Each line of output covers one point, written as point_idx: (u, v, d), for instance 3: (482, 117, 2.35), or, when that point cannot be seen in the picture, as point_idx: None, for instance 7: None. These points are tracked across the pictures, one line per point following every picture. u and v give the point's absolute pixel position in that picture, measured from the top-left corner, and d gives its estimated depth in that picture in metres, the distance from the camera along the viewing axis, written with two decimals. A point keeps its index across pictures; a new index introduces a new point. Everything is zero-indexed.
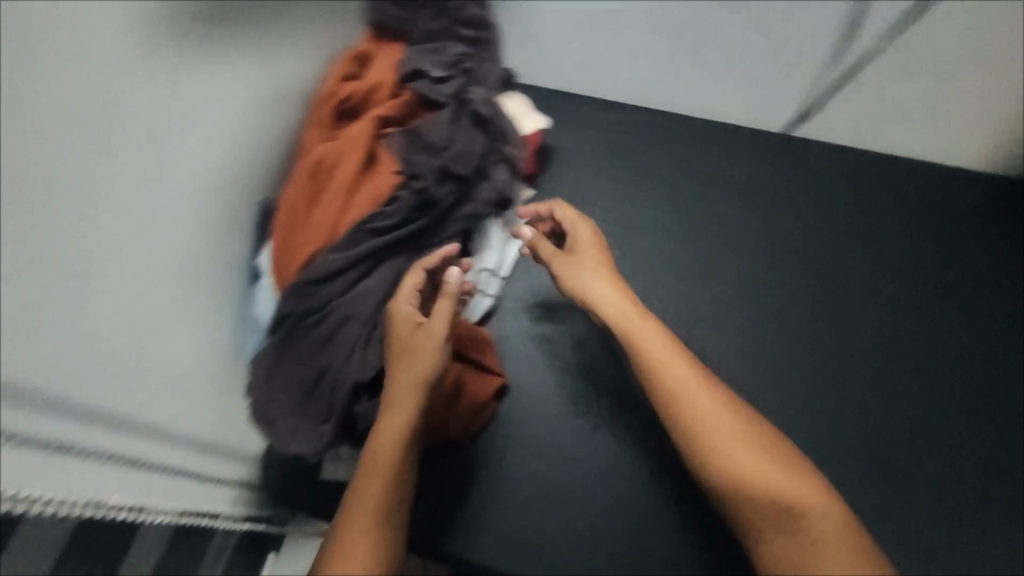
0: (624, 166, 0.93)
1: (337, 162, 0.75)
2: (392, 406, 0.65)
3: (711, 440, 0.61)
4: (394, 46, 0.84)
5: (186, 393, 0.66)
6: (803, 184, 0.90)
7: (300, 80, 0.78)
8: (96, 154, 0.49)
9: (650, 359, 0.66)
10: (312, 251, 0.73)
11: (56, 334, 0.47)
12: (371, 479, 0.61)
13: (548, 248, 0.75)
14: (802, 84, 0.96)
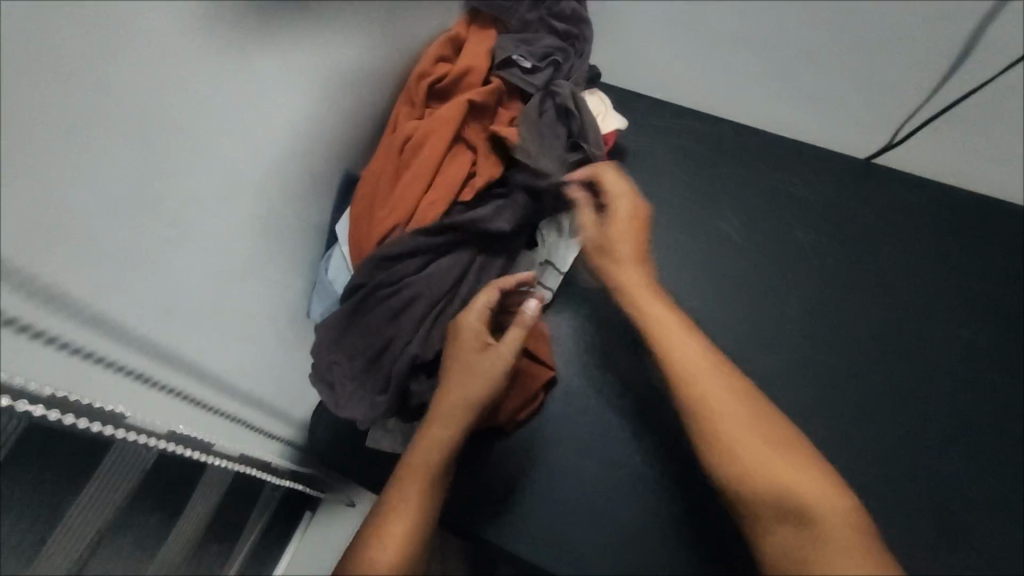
0: (698, 177, 0.96)
1: (425, 141, 0.76)
2: (441, 418, 0.67)
3: (721, 433, 0.64)
4: (486, 32, 0.84)
5: (255, 348, 0.70)
6: (873, 217, 0.93)
7: (394, 59, 0.79)
8: (201, 114, 0.53)
9: (664, 341, 0.70)
10: (391, 225, 0.74)
11: (155, 277, 0.52)
12: (415, 481, 0.64)
13: (588, 216, 0.79)
14: (895, 113, 0.94)
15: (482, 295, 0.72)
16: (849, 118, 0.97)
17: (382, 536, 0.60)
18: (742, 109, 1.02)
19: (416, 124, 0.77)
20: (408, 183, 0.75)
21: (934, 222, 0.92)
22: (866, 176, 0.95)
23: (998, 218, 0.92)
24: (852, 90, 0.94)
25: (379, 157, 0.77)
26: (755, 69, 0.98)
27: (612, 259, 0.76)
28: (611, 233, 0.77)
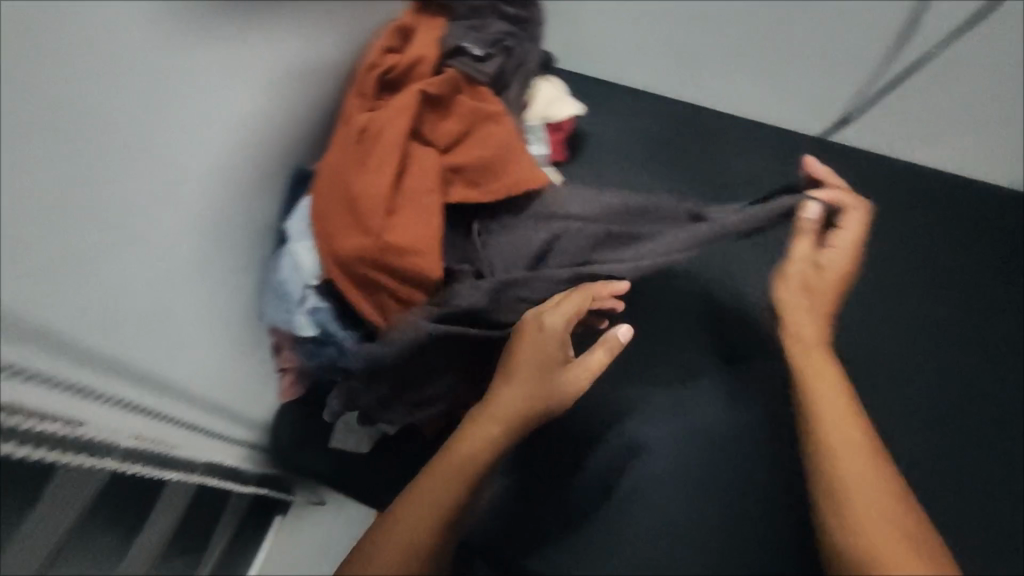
0: (658, 160, 0.95)
1: (382, 131, 0.73)
2: (491, 421, 0.68)
3: (836, 435, 0.65)
4: (435, 21, 0.82)
5: (209, 355, 0.68)
6: (836, 190, 0.92)
7: (341, 53, 0.77)
8: (138, 112, 0.51)
9: (815, 390, 0.68)
10: (362, 219, 0.69)
11: (99, 284, 0.49)
12: (442, 477, 0.65)
13: (805, 247, 0.74)
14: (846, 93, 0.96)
15: (570, 303, 0.71)
16: (805, 97, 0.98)
17: (402, 520, 0.63)
18: (701, 91, 1.03)
19: (371, 116, 0.74)
20: (383, 173, 0.70)
21: (893, 198, 0.93)
22: (820, 155, 0.95)
23: (951, 189, 0.93)
24: (805, 70, 0.96)
25: (341, 154, 0.72)
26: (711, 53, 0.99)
27: (808, 298, 0.73)
28: (825, 262, 0.74)
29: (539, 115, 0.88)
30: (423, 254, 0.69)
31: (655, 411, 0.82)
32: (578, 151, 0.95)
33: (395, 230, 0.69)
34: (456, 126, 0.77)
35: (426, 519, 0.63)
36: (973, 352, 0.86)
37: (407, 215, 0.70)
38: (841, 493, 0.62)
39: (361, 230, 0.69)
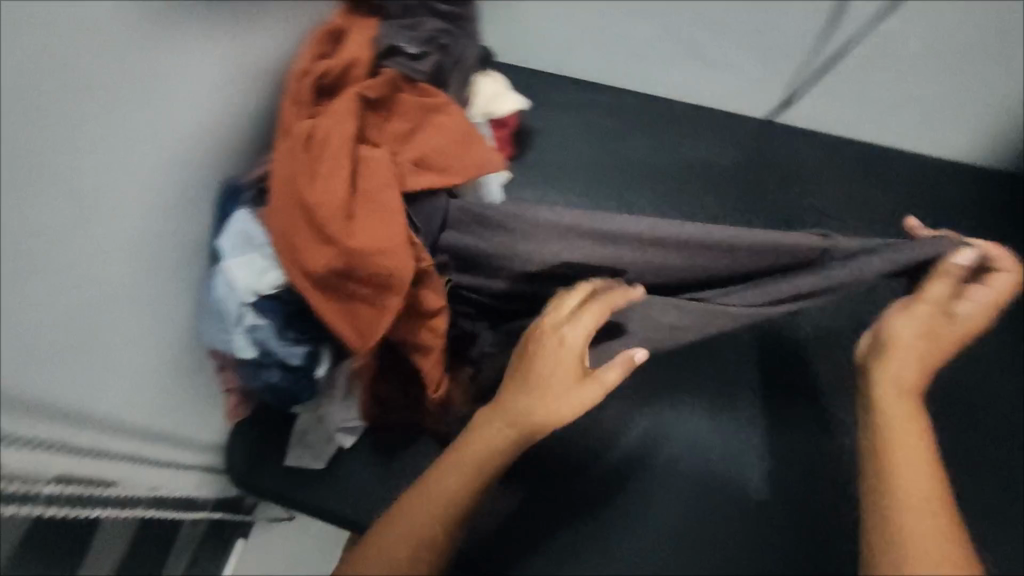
0: (609, 150, 0.92)
1: (330, 133, 0.66)
2: (490, 441, 0.61)
3: (901, 456, 0.56)
4: (368, 22, 0.78)
5: (143, 381, 0.64)
6: (786, 171, 0.92)
7: (272, 59, 0.74)
8: (50, 130, 0.47)
9: (890, 411, 0.58)
10: (325, 224, 0.62)
11: (12, 317, 0.45)
12: (429, 502, 0.59)
13: (940, 292, 0.60)
14: (785, 74, 0.94)
15: (587, 315, 0.62)
16: (748, 79, 0.95)
17: (393, 529, 0.58)
18: (645, 80, 0.98)
19: (314, 122, 0.67)
20: (337, 176, 0.63)
21: (845, 178, 0.91)
22: (771, 137, 0.94)
23: (899, 164, 0.93)
24: (743, 54, 0.93)
25: (285, 163, 0.65)
26: (649, 38, 0.95)
27: (928, 338, 0.60)
28: (962, 312, 0.59)
29: (482, 111, 0.86)
30: (393, 253, 0.62)
31: (678, 422, 0.81)
32: (525, 147, 0.92)
33: (358, 235, 0.62)
34: (402, 125, 0.73)
35: (409, 546, 0.58)
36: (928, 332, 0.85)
37: (372, 219, 0.64)
38: (890, 515, 0.54)
39: (324, 239, 0.63)
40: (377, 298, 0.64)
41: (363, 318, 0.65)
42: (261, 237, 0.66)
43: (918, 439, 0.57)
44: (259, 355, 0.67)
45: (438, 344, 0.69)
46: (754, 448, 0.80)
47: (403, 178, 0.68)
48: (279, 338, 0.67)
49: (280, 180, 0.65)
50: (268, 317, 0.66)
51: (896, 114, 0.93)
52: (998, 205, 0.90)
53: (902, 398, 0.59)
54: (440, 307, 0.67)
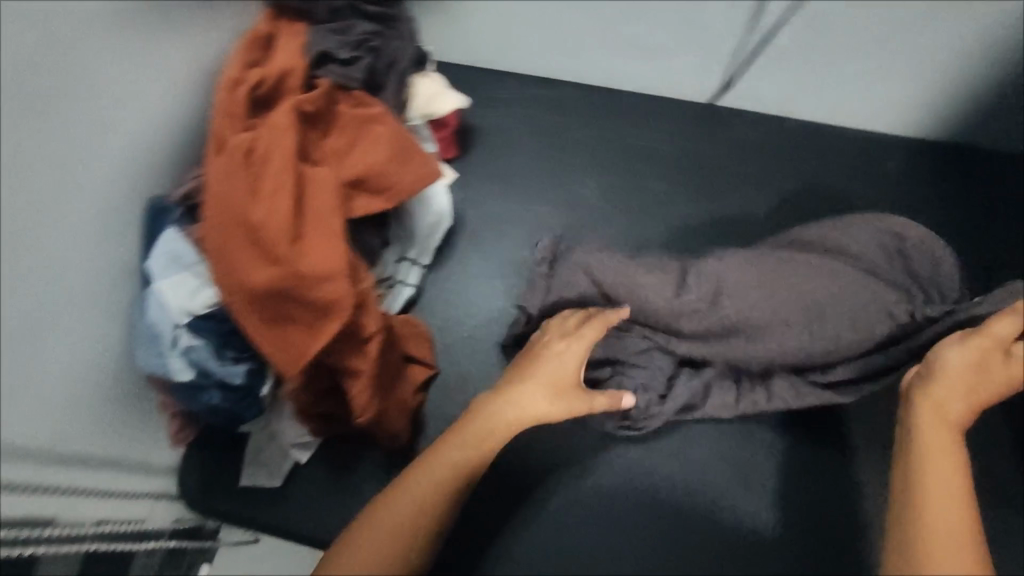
0: (550, 144, 0.93)
1: (272, 149, 0.62)
2: (482, 438, 0.66)
3: (935, 459, 0.57)
4: (297, 27, 0.73)
5: (85, 413, 0.61)
6: (726, 152, 0.92)
7: (198, 71, 0.68)
8: None
9: (923, 413, 0.60)
10: (274, 245, 0.58)
11: None
12: (418, 492, 0.62)
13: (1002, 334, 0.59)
14: (718, 63, 0.90)
15: (592, 330, 0.71)
16: (680, 68, 0.92)
17: (394, 497, 0.62)
18: (576, 70, 0.95)
19: (253, 134, 0.62)
20: (283, 195, 0.60)
21: (785, 159, 0.92)
22: (712, 119, 0.94)
23: (836, 142, 0.93)
24: (672, 45, 0.89)
25: (222, 179, 0.59)
26: (575, 33, 0.91)
27: (981, 368, 0.60)
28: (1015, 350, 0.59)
29: (420, 112, 0.84)
30: (339, 280, 0.59)
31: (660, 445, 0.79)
32: (468, 147, 0.93)
33: (306, 258, 0.59)
34: (342, 141, 0.71)
35: (394, 535, 0.59)
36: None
37: (319, 242, 0.60)
38: (917, 511, 0.55)
39: (269, 260, 0.59)
40: (315, 324, 0.61)
41: (298, 343, 0.61)
42: (191, 257, 0.63)
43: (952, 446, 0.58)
44: (196, 376, 0.65)
45: (367, 368, 0.65)
46: (729, 457, 0.78)
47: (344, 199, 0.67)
48: (216, 359, 0.65)
49: (213, 199, 0.59)
50: (202, 337, 0.64)
51: (831, 93, 0.91)
52: (934, 173, 0.92)
53: (938, 404, 0.60)
54: (377, 329, 0.64)
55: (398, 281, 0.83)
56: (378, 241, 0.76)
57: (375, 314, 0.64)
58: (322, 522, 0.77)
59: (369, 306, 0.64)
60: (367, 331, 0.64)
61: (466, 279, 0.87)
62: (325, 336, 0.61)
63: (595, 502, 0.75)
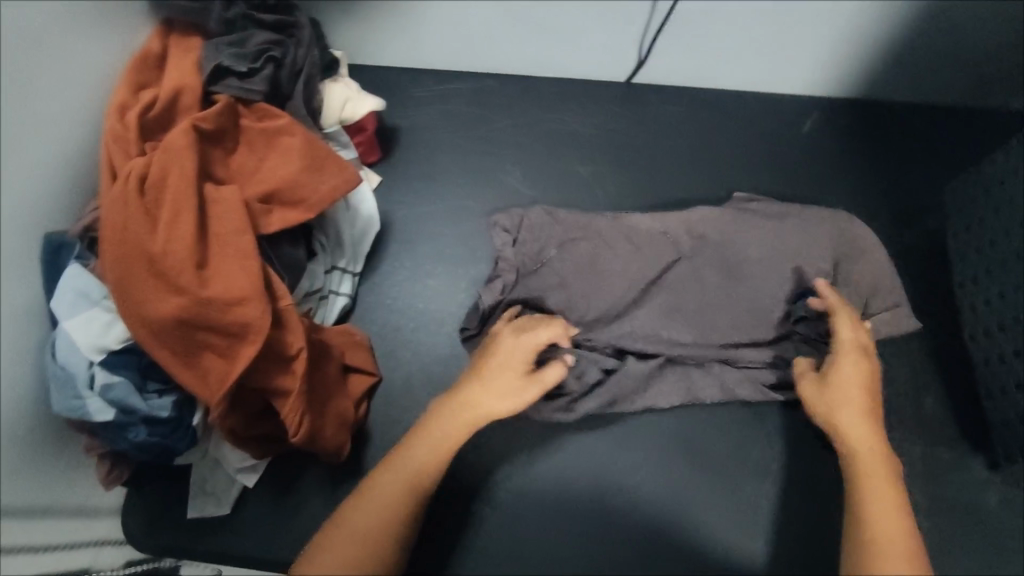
0: (472, 135, 0.92)
1: (168, 172, 0.61)
2: (447, 431, 0.62)
3: (869, 487, 0.57)
4: (190, 42, 0.71)
5: (18, 464, 0.56)
6: (648, 126, 0.92)
7: (92, 97, 0.65)
8: None
9: (849, 451, 0.61)
10: (176, 273, 0.58)
11: None
12: (389, 491, 0.59)
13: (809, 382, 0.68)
14: (631, 35, 0.90)
15: (543, 329, 0.70)
16: (594, 44, 0.92)
17: (352, 506, 0.58)
18: (491, 59, 0.95)
19: (147, 158, 0.61)
20: (184, 221, 0.60)
21: (708, 129, 0.93)
22: (631, 97, 0.94)
23: (753, 109, 0.94)
24: (583, 23, 0.89)
25: (117, 210, 0.58)
26: (487, 19, 0.89)
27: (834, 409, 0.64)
28: (834, 376, 0.66)
29: (336, 117, 0.81)
30: (249, 304, 0.61)
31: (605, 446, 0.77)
32: (389, 148, 0.91)
33: (212, 284, 0.60)
34: (249, 158, 0.70)
35: (366, 538, 0.56)
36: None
37: (227, 268, 0.61)
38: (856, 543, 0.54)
39: (171, 289, 0.59)
40: (230, 349, 0.62)
41: (214, 371, 0.62)
42: (99, 291, 0.62)
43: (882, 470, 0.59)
44: (121, 414, 0.62)
45: (297, 386, 0.65)
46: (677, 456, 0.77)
47: (253, 218, 0.67)
48: (140, 393, 0.63)
49: (107, 231, 0.58)
50: (122, 374, 0.62)
51: (743, 59, 0.92)
52: (852, 128, 0.93)
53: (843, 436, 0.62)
54: (300, 347, 0.65)
55: (331, 291, 0.81)
56: (302, 253, 0.73)
57: (299, 332, 0.65)
58: (289, 544, 0.76)
59: (291, 325, 0.65)
60: (291, 350, 0.65)
61: (399, 280, 0.86)
62: (241, 360, 0.62)
63: (544, 517, 0.74)
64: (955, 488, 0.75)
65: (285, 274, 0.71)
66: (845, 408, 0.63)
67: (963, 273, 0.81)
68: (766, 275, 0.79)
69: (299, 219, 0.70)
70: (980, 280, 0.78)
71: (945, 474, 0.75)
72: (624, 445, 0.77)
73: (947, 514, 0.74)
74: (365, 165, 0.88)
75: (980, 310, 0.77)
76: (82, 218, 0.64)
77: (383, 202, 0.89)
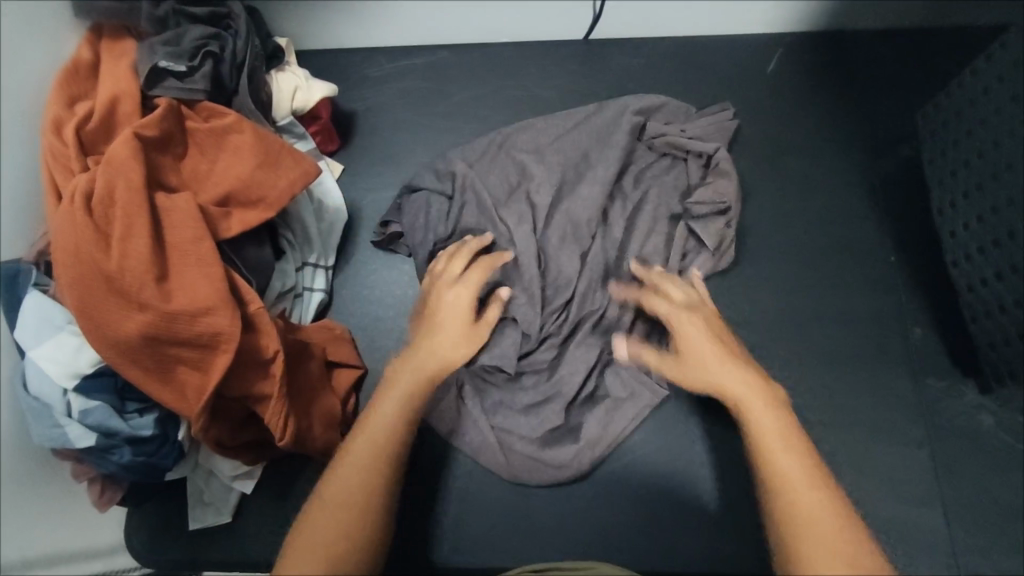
0: (432, 112, 0.90)
1: (114, 186, 0.59)
2: (416, 370, 0.65)
3: (770, 462, 0.55)
4: (126, 49, 0.69)
5: None
6: (614, 83, 0.90)
7: (27, 115, 0.62)
8: None
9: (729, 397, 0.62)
10: (137, 287, 0.57)
11: None
12: (351, 480, 0.56)
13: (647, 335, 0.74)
14: None
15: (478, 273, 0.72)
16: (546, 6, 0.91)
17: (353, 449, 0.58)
18: (442, 35, 0.94)
19: (91, 175, 0.59)
20: (137, 235, 0.58)
21: (670, 80, 0.90)
22: (595, 53, 0.92)
23: (716, 51, 0.92)
24: None
25: (65, 232, 0.57)
26: None
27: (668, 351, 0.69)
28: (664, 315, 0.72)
29: (288, 108, 0.79)
30: (216, 313, 0.60)
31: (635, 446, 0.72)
32: (349, 134, 0.89)
33: (176, 296, 0.59)
34: (201, 160, 0.68)
35: (347, 506, 0.54)
36: (788, 213, 0.82)
37: (190, 278, 0.60)
38: (785, 538, 0.51)
39: (133, 305, 0.57)
40: (204, 360, 0.61)
41: (190, 384, 0.61)
42: (62, 316, 0.59)
43: (769, 423, 0.58)
44: (103, 439, 0.60)
45: (278, 389, 0.64)
46: (707, 438, 0.73)
47: (212, 222, 0.65)
48: (120, 414, 0.61)
49: (58, 254, 0.57)
50: (99, 398, 0.60)
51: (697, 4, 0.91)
52: (819, 61, 0.91)
53: (724, 388, 0.62)
54: (277, 348, 0.64)
55: (304, 288, 0.77)
56: (268, 254, 0.71)
57: (273, 335, 0.65)
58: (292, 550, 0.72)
59: (265, 327, 0.64)
60: (268, 354, 0.64)
61: (375, 268, 0.82)
62: (216, 370, 0.61)
63: (572, 507, 0.70)
64: (952, 416, 0.74)
65: (252, 278, 0.69)
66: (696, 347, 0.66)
67: (941, 200, 0.81)
68: (657, 181, 0.81)
69: (259, 219, 0.67)
70: (959, 204, 0.79)
71: (941, 404, 0.75)
72: (666, 439, 0.73)
73: (947, 443, 0.73)
74: (326, 155, 0.86)
75: (961, 235, 0.78)
76: (35, 243, 0.62)
77: (349, 190, 0.86)
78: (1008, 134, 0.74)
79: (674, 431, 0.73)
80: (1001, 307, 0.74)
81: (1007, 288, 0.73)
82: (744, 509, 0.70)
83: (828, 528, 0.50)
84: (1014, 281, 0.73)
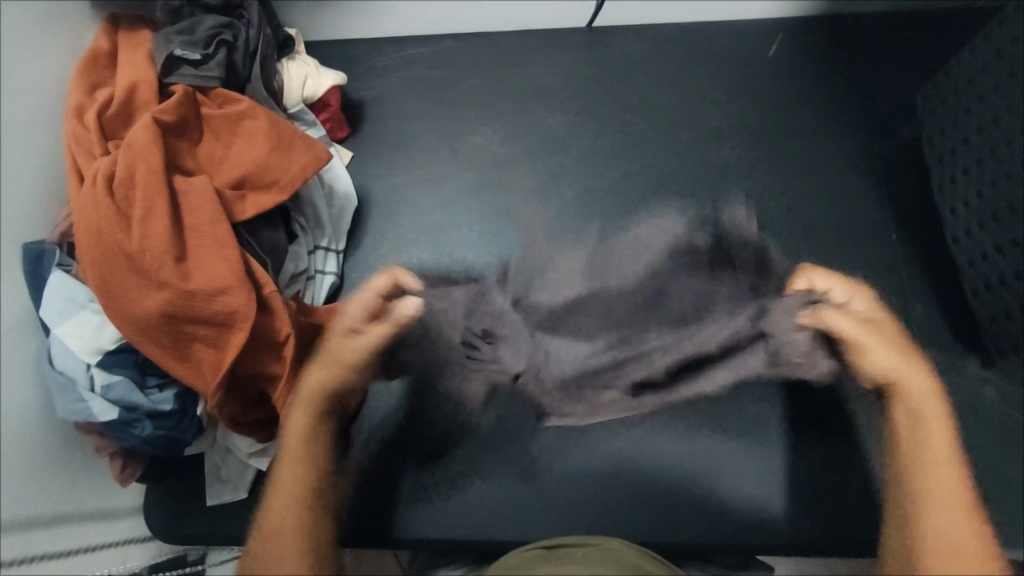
0: (439, 99, 0.91)
1: (135, 168, 0.61)
2: (300, 401, 0.66)
3: (928, 474, 0.61)
4: (142, 40, 0.72)
5: (25, 467, 0.55)
6: (615, 69, 0.92)
7: (48, 102, 0.64)
8: None
9: (906, 401, 0.67)
10: (157, 267, 0.60)
11: None
12: (275, 529, 0.58)
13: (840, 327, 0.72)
14: None
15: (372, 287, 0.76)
16: None
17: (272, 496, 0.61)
18: (447, 25, 0.95)
19: (112, 158, 0.61)
20: (157, 216, 0.61)
21: (671, 66, 0.92)
22: (597, 41, 0.94)
23: (716, 36, 0.93)
24: None
25: (88, 212, 0.59)
26: None
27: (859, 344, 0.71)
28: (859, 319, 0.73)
29: (298, 96, 0.82)
30: (233, 292, 0.62)
31: (643, 421, 0.73)
32: (357, 122, 0.91)
33: (193, 276, 0.62)
34: (215, 146, 0.70)
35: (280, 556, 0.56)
36: (791, 196, 0.84)
37: (205, 259, 0.63)
38: (912, 534, 0.58)
39: (153, 284, 0.60)
40: (220, 339, 0.63)
41: (206, 362, 0.63)
42: (83, 295, 0.63)
43: (943, 447, 0.63)
44: (124, 412, 0.63)
45: (288, 369, 0.67)
46: (714, 411, 0.74)
47: (227, 207, 0.67)
48: (140, 388, 0.64)
49: (81, 236, 0.59)
50: (121, 372, 0.63)
51: None
52: (819, 47, 0.92)
53: (903, 385, 0.68)
54: (289, 330, 0.67)
55: (317, 271, 0.79)
56: (282, 237, 0.73)
57: (285, 317, 0.67)
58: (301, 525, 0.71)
59: (278, 309, 0.67)
60: (281, 335, 0.67)
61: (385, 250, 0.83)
62: (232, 347, 0.63)
63: (581, 480, 0.71)
64: (954, 390, 0.76)
65: (268, 260, 0.71)
66: (880, 363, 0.69)
67: (941, 175, 0.84)
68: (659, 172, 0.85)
69: (272, 202, 0.70)
70: (958, 181, 0.82)
71: (944, 378, 0.76)
72: (674, 414, 0.73)
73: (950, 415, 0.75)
74: (335, 142, 0.88)
75: (962, 211, 0.81)
76: (58, 226, 0.64)
77: (358, 177, 0.88)
78: (1006, 109, 0.78)
79: (682, 407, 0.74)
80: (1002, 280, 0.78)
81: (1001, 265, 0.78)
82: (751, 480, 0.71)
83: (967, 546, 0.57)
84: (1014, 254, 0.77)
